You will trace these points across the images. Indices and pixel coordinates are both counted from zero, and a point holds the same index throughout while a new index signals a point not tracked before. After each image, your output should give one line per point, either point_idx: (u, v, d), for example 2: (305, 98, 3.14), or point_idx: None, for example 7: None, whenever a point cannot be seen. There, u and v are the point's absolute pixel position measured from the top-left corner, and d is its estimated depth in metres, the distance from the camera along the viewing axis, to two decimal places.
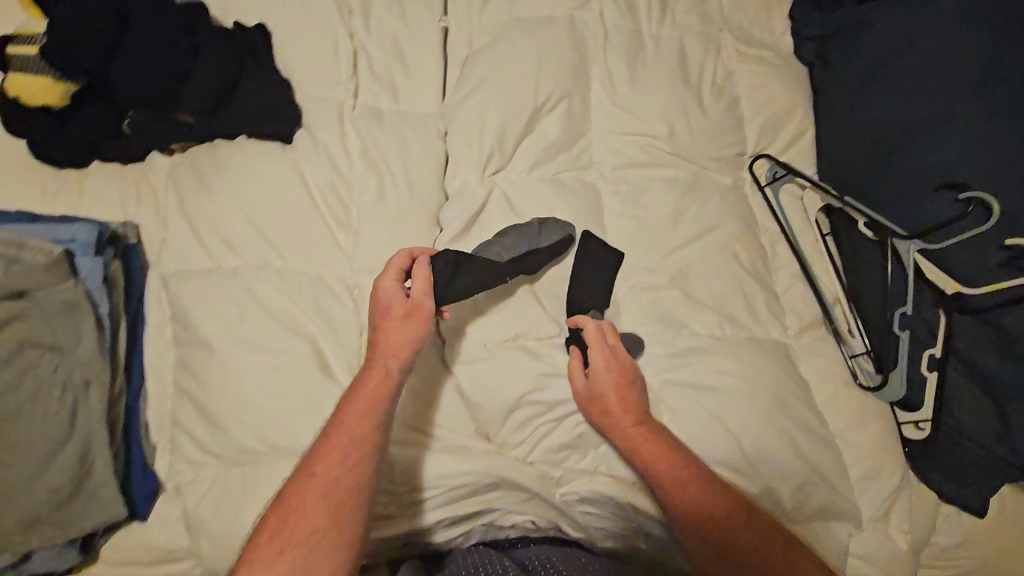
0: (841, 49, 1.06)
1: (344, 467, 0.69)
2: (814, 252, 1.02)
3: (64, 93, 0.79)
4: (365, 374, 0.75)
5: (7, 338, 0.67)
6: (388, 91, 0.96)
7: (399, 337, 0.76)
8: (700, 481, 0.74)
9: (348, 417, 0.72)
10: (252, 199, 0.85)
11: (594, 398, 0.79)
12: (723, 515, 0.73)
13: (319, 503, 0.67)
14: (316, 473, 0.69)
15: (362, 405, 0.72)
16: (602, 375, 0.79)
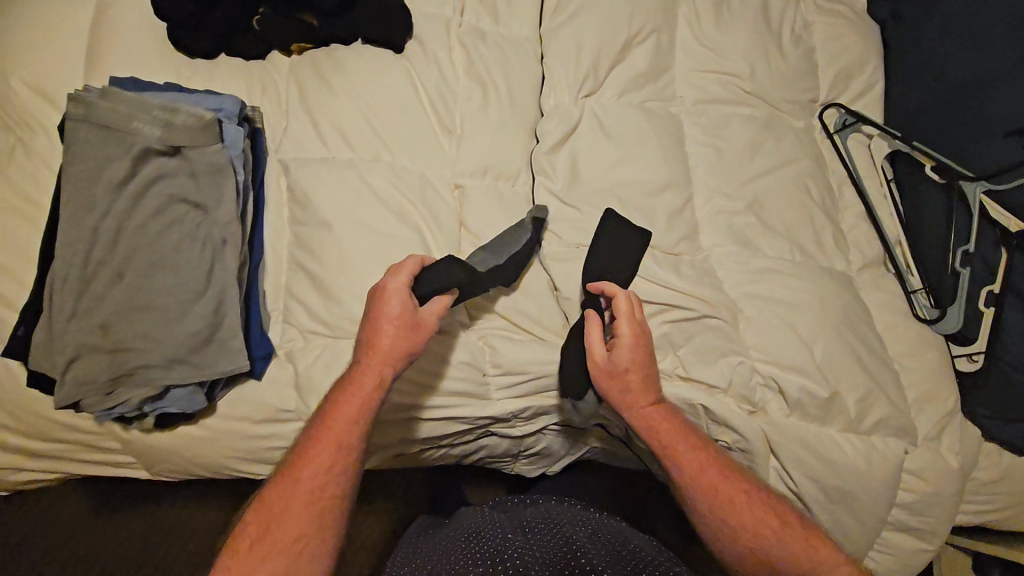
0: (918, 6, 1.11)
1: (326, 474, 0.70)
2: (879, 196, 1.07)
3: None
4: (355, 377, 0.74)
5: (161, 192, 0.73)
6: (490, 13, 1.00)
7: (394, 347, 0.74)
8: (702, 468, 0.78)
9: (335, 427, 0.72)
10: (366, 98, 0.91)
11: (616, 372, 0.79)
12: (715, 510, 0.76)
13: (306, 502, 0.69)
14: (304, 471, 0.70)
15: (348, 417, 0.72)
16: (622, 354, 0.79)
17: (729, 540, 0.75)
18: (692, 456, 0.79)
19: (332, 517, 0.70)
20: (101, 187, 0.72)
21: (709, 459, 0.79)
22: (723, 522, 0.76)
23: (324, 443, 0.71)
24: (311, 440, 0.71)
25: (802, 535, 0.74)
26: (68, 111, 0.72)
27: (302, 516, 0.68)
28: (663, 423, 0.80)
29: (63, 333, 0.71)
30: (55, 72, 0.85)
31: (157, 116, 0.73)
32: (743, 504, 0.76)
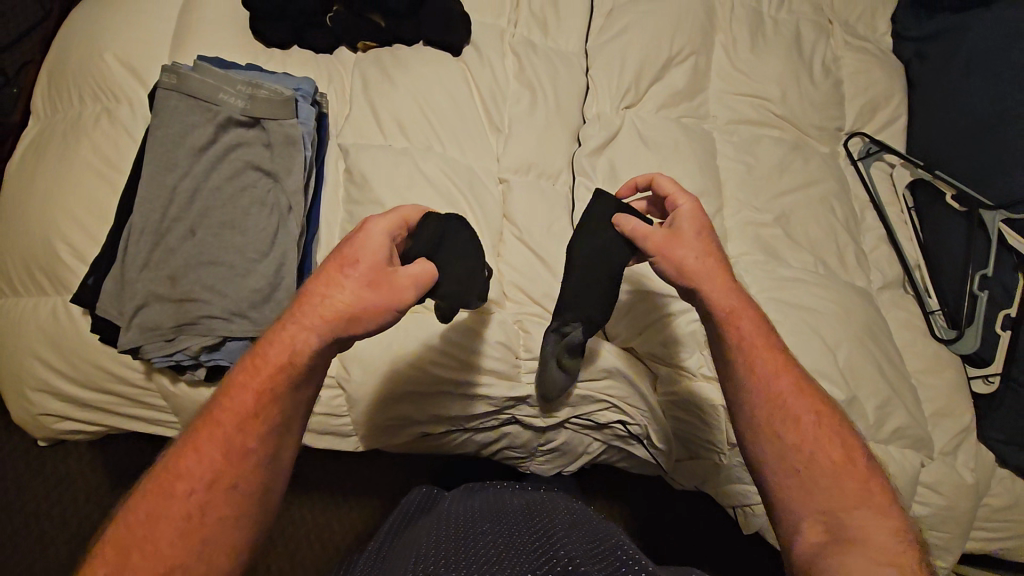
0: (943, 47, 1.18)
1: (205, 489, 0.54)
2: (900, 221, 1.11)
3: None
4: (262, 353, 0.59)
5: (237, 160, 0.82)
6: (540, 26, 1.08)
7: (325, 309, 0.59)
8: (778, 377, 0.66)
9: (226, 420, 0.56)
10: (424, 92, 0.98)
11: (684, 237, 0.73)
12: (769, 419, 0.64)
13: (182, 521, 0.53)
14: (181, 477, 0.54)
15: (247, 403, 0.57)
16: (685, 216, 0.74)
17: (779, 459, 0.62)
18: (753, 324, 0.69)
19: (219, 541, 0.54)
20: (184, 150, 0.80)
21: (771, 338, 0.69)
22: (777, 435, 0.63)
23: (210, 437, 0.56)
24: (194, 441, 0.56)
25: (864, 471, 0.60)
26: (161, 81, 0.81)
27: (173, 539, 0.52)
28: (735, 297, 0.70)
29: (135, 281, 0.77)
30: (144, 50, 0.93)
31: (242, 92, 0.82)
32: (793, 396, 0.64)
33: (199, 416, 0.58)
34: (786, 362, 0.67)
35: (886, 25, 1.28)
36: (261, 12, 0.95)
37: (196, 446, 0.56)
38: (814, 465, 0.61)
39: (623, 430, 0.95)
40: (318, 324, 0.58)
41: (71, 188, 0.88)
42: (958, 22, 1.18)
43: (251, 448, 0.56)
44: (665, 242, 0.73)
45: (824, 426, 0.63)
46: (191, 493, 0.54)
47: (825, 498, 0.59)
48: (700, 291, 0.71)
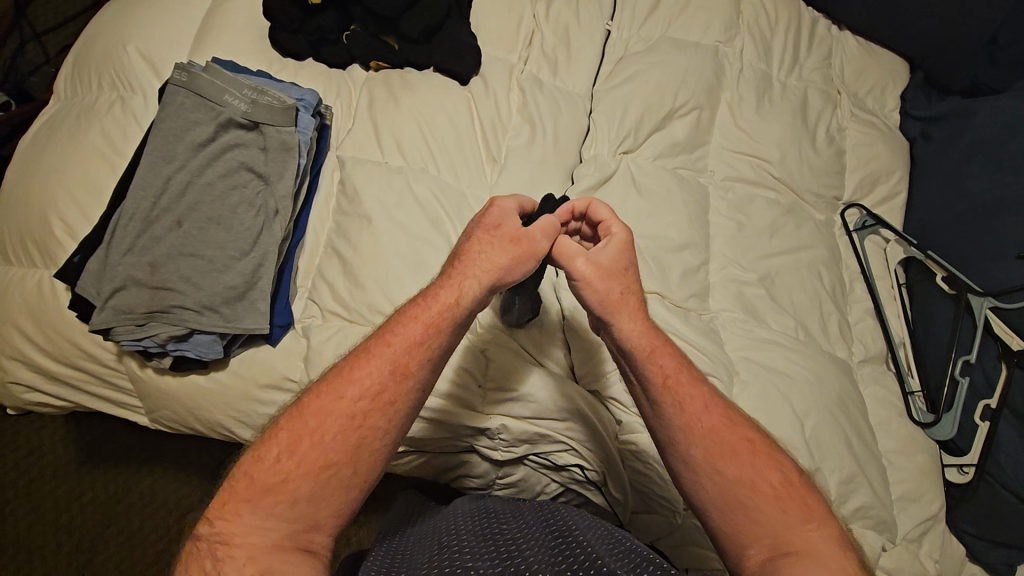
0: (947, 130, 1.19)
1: (371, 400, 0.59)
2: (889, 297, 1.10)
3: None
4: (433, 293, 0.66)
5: (233, 159, 0.84)
6: (550, 66, 1.11)
7: (478, 262, 0.66)
8: (694, 405, 0.67)
9: (400, 345, 0.62)
10: (428, 117, 1.00)
11: (611, 272, 0.69)
12: (707, 455, 0.64)
13: (345, 423, 0.58)
14: (349, 389, 0.59)
15: (415, 331, 0.63)
16: (616, 247, 0.70)
17: (718, 493, 0.63)
18: (676, 365, 0.69)
19: (370, 450, 0.59)
20: (184, 144, 0.83)
21: (689, 373, 0.69)
22: (717, 470, 0.64)
23: (380, 355, 0.61)
24: (362, 359, 0.61)
25: (797, 491, 0.63)
26: (173, 78, 0.85)
27: (339, 439, 0.57)
28: (647, 335, 0.69)
29: (117, 264, 0.79)
30: (166, 47, 0.97)
31: (245, 95, 0.85)
32: (725, 428, 0.66)
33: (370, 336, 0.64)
34: (706, 395, 0.68)
35: (895, 102, 1.29)
36: (281, 23, 0.99)
37: (366, 359, 0.61)
38: (753, 498, 0.62)
39: (580, 474, 0.93)
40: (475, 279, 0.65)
41: (75, 168, 0.91)
42: (963, 108, 1.19)
43: (411, 374, 0.62)
44: (592, 272, 0.68)
45: (754, 452, 0.65)
46: (355, 404, 0.59)
47: (766, 524, 0.60)
48: (615, 327, 0.69)
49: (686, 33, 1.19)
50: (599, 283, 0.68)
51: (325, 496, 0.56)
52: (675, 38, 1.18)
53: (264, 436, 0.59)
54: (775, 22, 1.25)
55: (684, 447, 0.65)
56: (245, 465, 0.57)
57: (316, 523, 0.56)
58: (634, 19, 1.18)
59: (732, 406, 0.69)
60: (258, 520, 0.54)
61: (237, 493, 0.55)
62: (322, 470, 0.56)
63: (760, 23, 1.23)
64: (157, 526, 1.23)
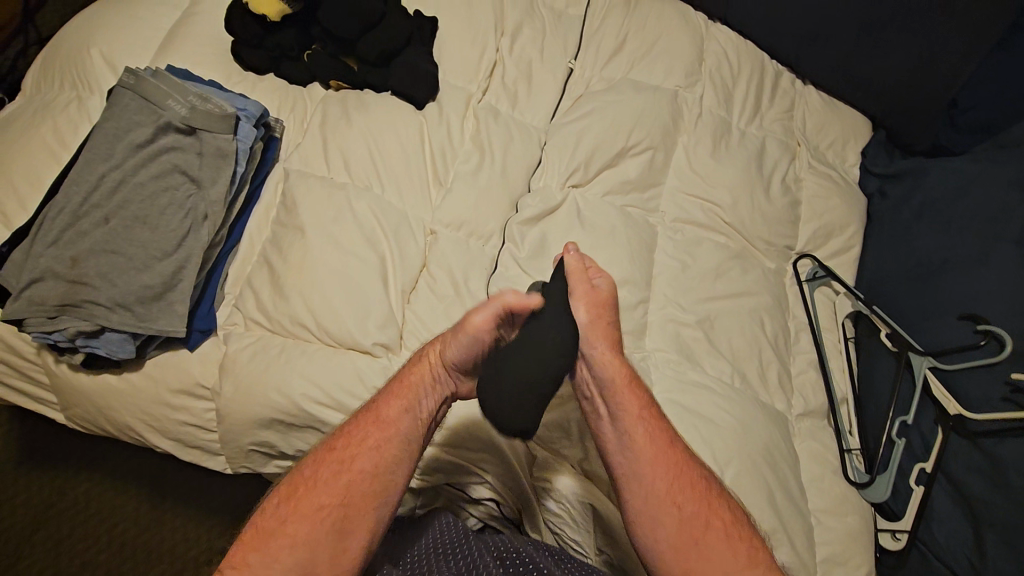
0: (904, 187, 1.19)
1: (360, 448, 0.69)
2: (834, 350, 1.09)
3: (281, 13, 0.98)
4: (412, 363, 0.77)
5: (166, 162, 0.84)
6: (509, 99, 1.14)
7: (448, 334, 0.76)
8: (662, 438, 0.73)
9: (389, 408, 0.72)
10: (378, 137, 1.02)
11: (602, 304, 0.79)
12: (669, 489, 0.69)
13: (335, 471, 0.68)
14: (339, 444, 0.70)
15: (394, 390, 0.74)
16: (608, 290, 0.80)
17: (678, 529, 0.67)
18: (641, 397, 0.75)
19: (357, 496, 0.67)
20: (122, 144, 0.83)
21: (654, 407, 0.76)
22: (676, 505, 0.68)
23: (367, 414, 0.72)
24: (352, 421, 0.73)
25: (747, 535, 0.68)
26: (121, 81, 0.86)
27: (327, 486, 0.67)
28: (624, 366, 0.77)
29: (39, 255, 0.79)
30: (129, 51, 1.00)
31: (189, 101, 0.85)
32: (684, 462, 0.72)
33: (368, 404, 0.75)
34: (667, 429, 0.74)
35: (856, 156, 1.29)
36: (242, 38, 1.01)
37: (357, 421, 0.72)
38: (708, 532, 0.67)
39: (495, 510, 0.91)
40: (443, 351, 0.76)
41: (18, 158, 0.92)
42: (920, 167, 1.19)
43: (395, 427, 0.71)
44: (589, 296, 0.79)
45: (710, 492, 0.70)
46: (344, 453, 0.69)
47: (719, 563, 0.65)
48: (595, 358, 0.77)
49: (648, 76, 1.21)
50: (587, 311, 0.78)
51: (319, 537, 0.64)
52: (636, 80, 1.20)
53: (271, 494, 0.69)
54: (738, 72, 1.26)
55: (647, 476, 0.70)
56: (257, 514, 0.67)
57: (312, 565, 0.63)
58: (597, 60, 1.21)
59: (687, 444, 0.75)
60: (264, 563, 0.62)
61: (249, 539, 0.64)
62: (315, 513, 0.65)
63: (723, 71, 1.25)
64: (88, 535, 1.19)
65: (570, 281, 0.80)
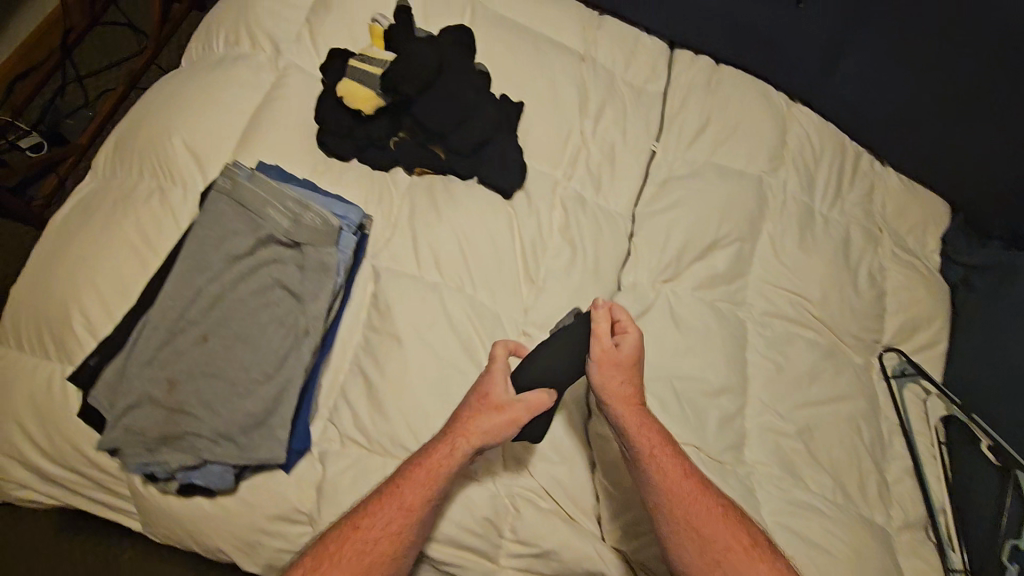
0: (992, 282, 1.17)
1: (384, 530, 0.73)
2: (927, 455, 1.07)
3: (377, 105, 0.95)
4: (434, 447, 0.77)
5: (267, 276, 0.79)
6: (593, 185, 1.10)
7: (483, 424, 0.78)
8: (675, 474, 0.79)
9: (411, 492, 0.74)
10: (469, 232, 0.98)
11: (618, 359, 0.83)
12: (686, 523, 0.77)
13: (361, 547, 0.71)
14: (366, 524, 0.73)
15: (419, 477, 0.75)
16: (632, 343, 0.83)
17: (701, 556, 0.75)
18: (659, 440, 0.81)
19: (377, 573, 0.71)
20: (220, 254, 0.79)
21: (670, 446, 0.81)
22: (697, 535, 0.76)
23: (392, 496, 0.74)
24: (376, 500, 0.75)
25: (766, 556, 0.75)
26: (216, 184, 0.82)
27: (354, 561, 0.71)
28: (636, 414, 0.82)
29: (135, 377, 0.74)
30: (213, 140, 0.95)
31: (292, 207, 0.81)
32: (699, 496, 0.78)
33: (404, 463, 0.77)
34: (684, 465, 0.80)
35: (936, 242, 1.27)
36: (332, 127, 0.97)
37: (383, 499, 0.74)
38: (728, 555, 0.75)
39: None
40: (489, 427, 0.77)
41: (100, 257, 0.87)
42: (1012, 263, 1.17)
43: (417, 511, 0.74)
44: (608, 356, 0.83)
45: (728, 519, 0.77)
46: (370, 531, 0.72)
47: None
48: (611, 410, 0.82)
49: (731, 160, 1.18)
50: (601, 367, 0.83)
51: None
52: (720, 164, 1.17)
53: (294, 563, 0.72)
54: (820, 154, 1.24)
55: (667, 513, 0.78)
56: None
57: None
58: (679, 142, 1.18)
59: (703, 475, 0.82)
60: None
61: None
62: None
63: (805, 155, 1.22)
64: None
65: (595, 341, 0.83)
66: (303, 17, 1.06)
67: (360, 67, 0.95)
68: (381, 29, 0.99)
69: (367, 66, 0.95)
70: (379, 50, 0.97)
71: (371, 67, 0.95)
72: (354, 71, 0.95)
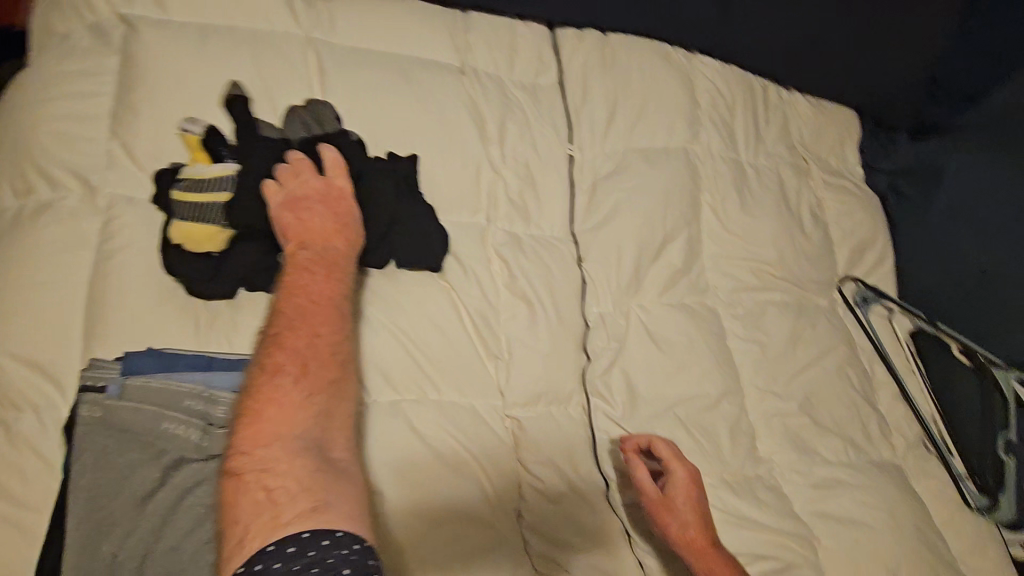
0: (917, 186, 1.19)
1: (298, 380, 0.60)
2: (908, 372, 1.09)
3: (229, 238, 0.77)
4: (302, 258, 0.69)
5: (195, 503, 0.62)
6: (523, 217, 0.98)
7: (330, 230, 0.73)
8: None
9: (292, 341, 0.62)
10: (410, 330, 0.83)
11: (669, 503, 0.79)
12: None
13: (288, 414, 0.58)
14: (272, 395, 0.58)
15: (299, 307, 0.65)
16: (679, 482, 0.80)
17: None
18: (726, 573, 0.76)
19: (324, 437, 0.59)
20: (123, 501, 0.60)
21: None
22: None
23: (286, 347, 0.61)
24: (274, 344, 0.61)
25: None
26: (78, 415, 0.62)
27: (290, 427, 0.57)
28: (700, 551, 0.77)
29: None
30: (47, 333, 0.72)
31: (199, 411, 0.65)
32: None
33: (278, 292, 0.67)
34: None
35: (855, 154, 1.27)
36: (194, 269, 0.75)
37: (281, 345, 0.61)
38: None
39: None
40: (334, 224, 0.73)
41: None
42: (930, 159, 1.19)
43: (325, 364, 0.62)
44: (660, 501, 0.79)
45: None
46: (291, 404, 0.58)
47: None
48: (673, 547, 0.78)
49: (650, 140, 1.09)
50: (654, 509, 0.79)
51: (324, 480, 0.55)
52: (641, 148, 1.08)
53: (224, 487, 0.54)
54: (731, 102, 1.18)
55: None
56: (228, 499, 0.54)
57: (329, 447, 0.58)
58: (593, 137, 1.07)
59: None
60: (294, 471, 0.54)
61: (251, 483, 0.53)
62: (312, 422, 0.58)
63: (718, 108, 1.16)
64: None
65: (641, 483, 0.80)
66: (108, 129, 0.82)
67: (187, 197, 0.75)
68: (196, 138, 0.77)
69: (198, 195, 0.75)
70: (202, 168, 0.76)
71: (202, 194, 0.75)
72: (180, 204, 0.75)
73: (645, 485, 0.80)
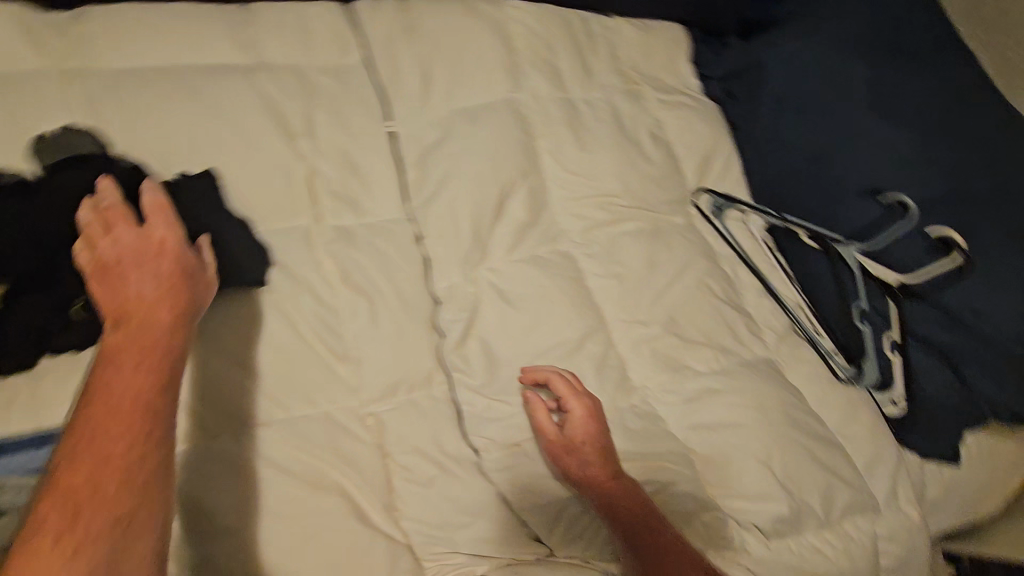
0: (747, 87, 1.21)
1: (108, 458, 0.53)
2: (769, 268, 1.12)
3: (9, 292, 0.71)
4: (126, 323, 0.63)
5: None
6: (350, 208, 0.94)
7: (158, 289, 0.67)
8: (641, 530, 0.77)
9: (110, 409, 0.56)
10: (240, 354, 0.79)
11: (570, 443, 0.83)
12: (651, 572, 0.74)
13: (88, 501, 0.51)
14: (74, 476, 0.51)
15: (120, 379, 0.58)
16: (575, 416, 0.84)
17: None
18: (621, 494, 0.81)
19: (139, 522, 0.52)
20: None
21: (637, 498, 0.81)
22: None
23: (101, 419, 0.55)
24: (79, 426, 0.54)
25: None
26: None
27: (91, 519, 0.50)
28: (597, 477, 0.82)
29: None
30: None
31: None
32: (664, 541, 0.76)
33: (91, 372, 0.59)
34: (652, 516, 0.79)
35: (689, 65, 1.26)
36: None
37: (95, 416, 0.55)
38: None
39: None
40: (156, 288, 0.67)
41: None
42: (755, 57, 1.21)
43: (147, 438, 0.56)
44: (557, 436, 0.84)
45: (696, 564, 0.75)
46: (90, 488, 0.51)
47: None
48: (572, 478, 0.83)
49: (472, 98, 1.06)
50: (552, 445, 0.84)
51: None
52: (464, 108, 1.05)
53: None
54: (551, 40, 1.14)
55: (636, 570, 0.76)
56: None
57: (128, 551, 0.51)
58: (412, 108, 1.03)
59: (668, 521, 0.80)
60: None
61: None
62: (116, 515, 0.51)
63: (538, 50, 1.13)
64: None
65: (538, 421, 0.85)
66: None
67: None
68: None
69: None
70: None
71: None
72: None
73: (542, 422, 0.85)
